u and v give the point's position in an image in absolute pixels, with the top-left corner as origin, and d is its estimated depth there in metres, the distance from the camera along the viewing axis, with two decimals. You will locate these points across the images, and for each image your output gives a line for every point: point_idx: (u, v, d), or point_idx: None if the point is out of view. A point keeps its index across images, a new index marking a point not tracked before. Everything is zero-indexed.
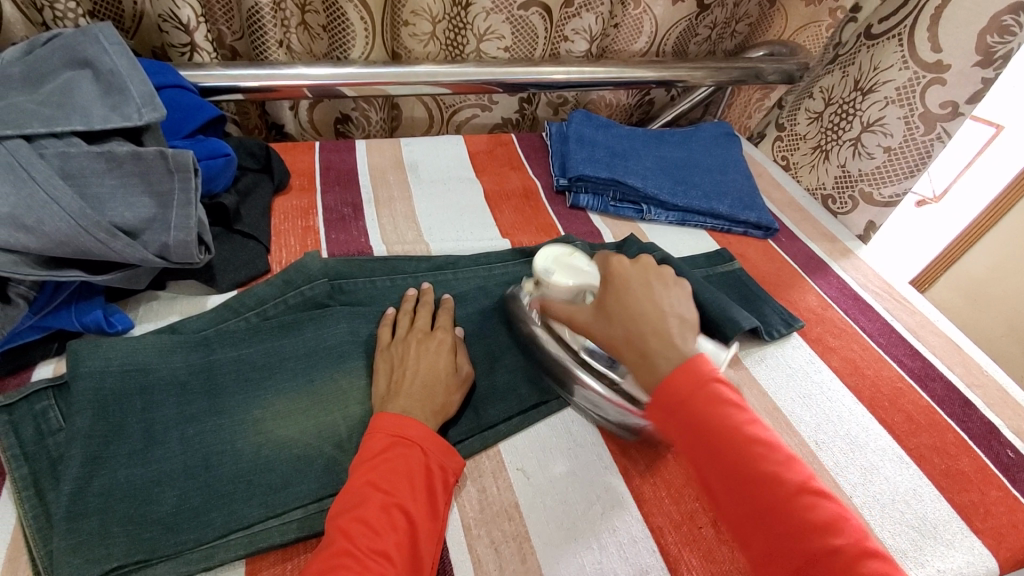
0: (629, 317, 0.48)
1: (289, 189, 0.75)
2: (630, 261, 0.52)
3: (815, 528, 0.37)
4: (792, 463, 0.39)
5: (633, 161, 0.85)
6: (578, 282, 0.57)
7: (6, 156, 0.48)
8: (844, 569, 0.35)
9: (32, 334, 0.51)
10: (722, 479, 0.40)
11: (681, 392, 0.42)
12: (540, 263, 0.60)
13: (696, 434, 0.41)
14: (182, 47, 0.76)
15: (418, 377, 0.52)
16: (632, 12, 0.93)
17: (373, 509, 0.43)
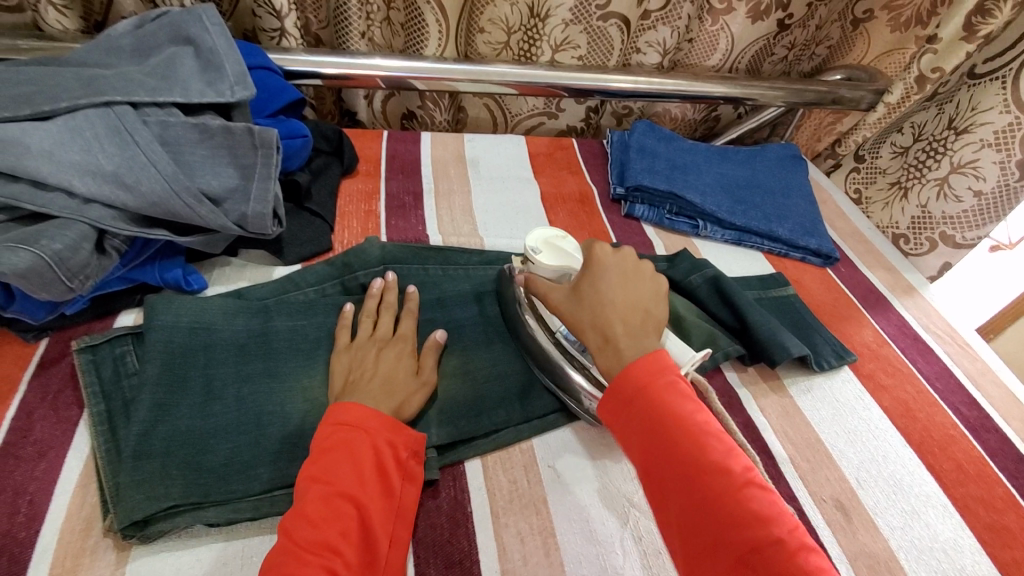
0: (599, 303, 0.50)
1: (357, 173, 0.79)
2: (611, 252, 0.54)
3: (758, 516, 0.37)
4: (737, 455, 0.41)
5: (693, 175, 0.85)
6: (560, 263, 0.58)
7: (115, 120, 0.53)
8: (779, 560, 0.36)
9: (119, 285, 0.56)
10: (671, 465, 0.41)
11: (642, 380, 0.44)
12: (531, 240, 0.60)
13: (652, 420, 0.42)
14: (272, 31, 0.80)
15: (376, 379, 0.51)
16: (709, 27, 0.92)
17: (313, 502, 0.42)
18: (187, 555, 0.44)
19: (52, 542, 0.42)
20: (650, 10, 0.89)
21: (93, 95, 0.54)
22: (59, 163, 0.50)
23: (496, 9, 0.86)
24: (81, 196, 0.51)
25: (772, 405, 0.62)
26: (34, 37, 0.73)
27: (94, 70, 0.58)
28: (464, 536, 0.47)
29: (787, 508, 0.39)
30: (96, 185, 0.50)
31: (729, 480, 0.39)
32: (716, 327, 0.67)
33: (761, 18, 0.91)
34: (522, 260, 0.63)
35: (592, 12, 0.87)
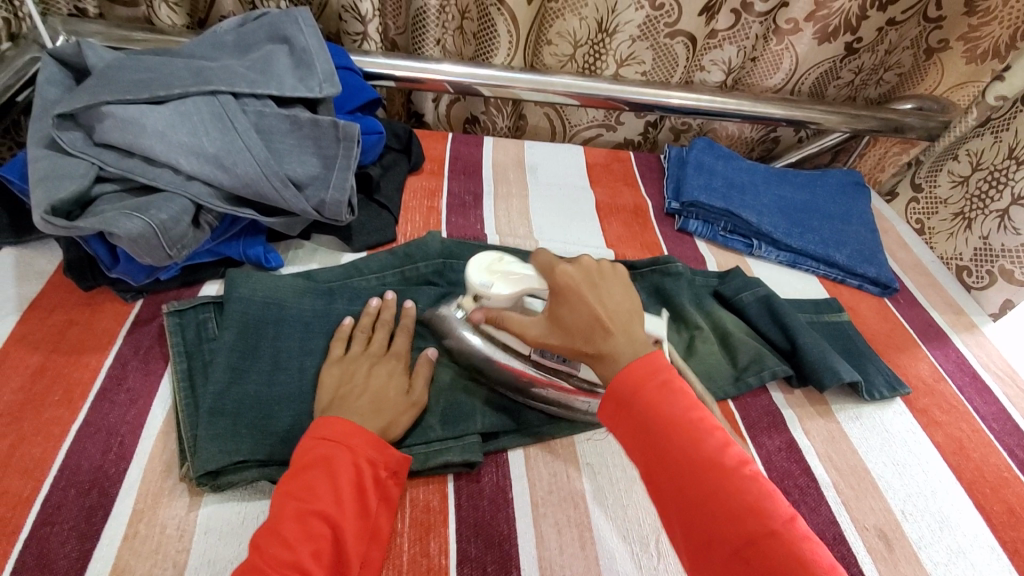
0: (583, 325, 0.47)
1: (422, 171, 0.83)
2: (573, 266, 0.50)
3: (755, 509, 0.38)
4: (730, 448, 0.41)
5: (750, 195, 0.85)
6: (516, 288, 0.54)
7: (219, 108, 0.59)
8: (777, 551, 0.36)
9: (206, 258, 0.61)
10: (667, 464, 0.41)
11: (637, 381, 0.43)
12: (475, 276, 0.55)
13: (647, 423, 0.42)
14: (355, 35, 0.85)
15: (364, 396, 0.51)
16: (775, 49, 0.92)
17: (287, 521, 0.41)
18: (253, 506, 0.48)
19: (137, 480, 0.47)
20: (717, 30, 0.90)
21: (202, 84, 0.59)
22: (169, 143, 0.56)
23: (565, 23, 0.88)
24: (185, 173, 0.56)
25: (817, 429, 0.62)
26: (144, 30, 0.80)
27: (201, 61, 0.64)
28: (505, 519, 0.49)
29: (780, 495, 0.39)
30: (198, 165, 0.56)
31: (726, 475, 0.39)
32: (766, 347, 0.67)
33: (829, 40, 0.91)
34: (471, 298, 0.57)
35: (659, 29, 0.88)
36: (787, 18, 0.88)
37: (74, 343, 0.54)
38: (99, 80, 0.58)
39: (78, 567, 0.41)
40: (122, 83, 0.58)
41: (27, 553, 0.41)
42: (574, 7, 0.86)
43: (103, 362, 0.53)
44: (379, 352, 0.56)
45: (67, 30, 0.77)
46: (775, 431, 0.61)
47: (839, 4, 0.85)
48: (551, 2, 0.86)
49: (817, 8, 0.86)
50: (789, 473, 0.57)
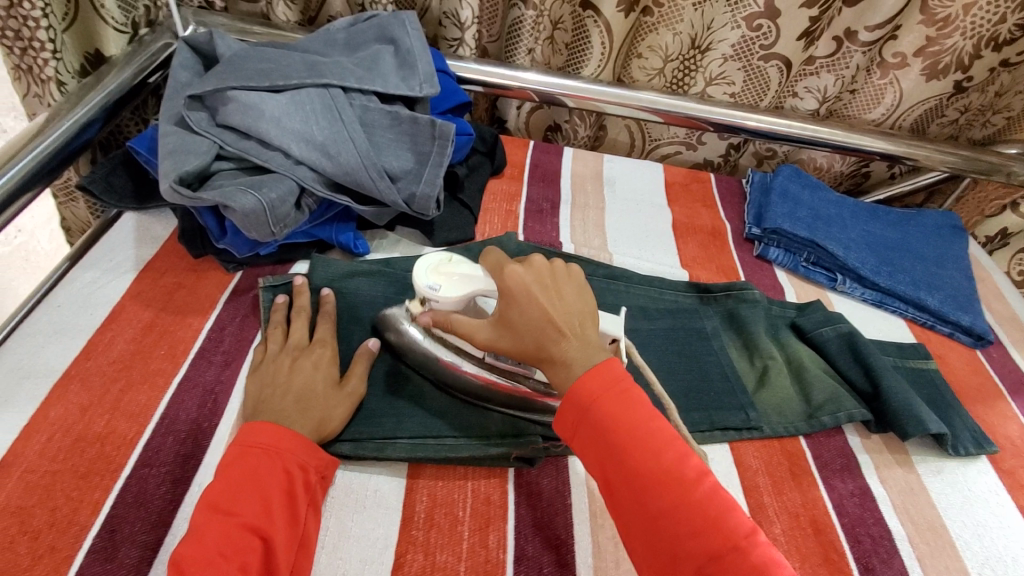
0: (533, 326, 0.46)
1: (503, 175, 0.84)
2: (524, 267, 0.48)
3: (717, 524, 0.38)
4: (690, 458, 0.42)
5: (837, 228, 0.82)
6: (465, 292, 0.50)
7: (329, 100, 0.63)
8: (738, 564, 0.37)
9: (301, 239, 0.65)
10: (627, 478, 0.41)
11: (596, 391, 0.44)
12: (421, 279, 0.52)
13: (604, 435, 0.42)
14: (452, 41, 0.88)
15: (291, 394, 0.49)
16: (878, 81, 0.89)
17: (213, 531, 0.40)
18: None
19: (225, 436, 0.50)
20: (815, 56, 0.88)
21: (315, 76, 0.64)
22: (283, 128, 0.60)
23: (658, 37, 0.88)
24: (294, 157, 0.60)
25: (894, 480, 0.58)
26: (263, 24, 0.86)
27: (315, 56, 0.68)
28: (562, 524, 0.49)
29: (738, 505, 0.40)
30: (306, 151, 0.60)
31: (686, 488, 0.40)
32: (844, 387, 0.64)
33: (937, 77, 0.87)
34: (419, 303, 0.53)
35: (754, 51, 0.87)
36: (895, 52, 0.85)
37: (180, 304, 0.59)
38: (227, 67, 0.64)
39: (170, 509, 0.45)
40: (246, 71, 0.63)
41: (127, 489, 0.45)
42: (670, 22, 0.85)
43: (203, 324, 0.58)
44: (304, 344, 0.54)
45: (198, 20, 0.85)
46: (848, 475, 0.58)
47: (952, 39, 0.82)
48: (647, 16, 0.86)
49: (928, 43, 0.83)
50: (861, 521, 0.54)
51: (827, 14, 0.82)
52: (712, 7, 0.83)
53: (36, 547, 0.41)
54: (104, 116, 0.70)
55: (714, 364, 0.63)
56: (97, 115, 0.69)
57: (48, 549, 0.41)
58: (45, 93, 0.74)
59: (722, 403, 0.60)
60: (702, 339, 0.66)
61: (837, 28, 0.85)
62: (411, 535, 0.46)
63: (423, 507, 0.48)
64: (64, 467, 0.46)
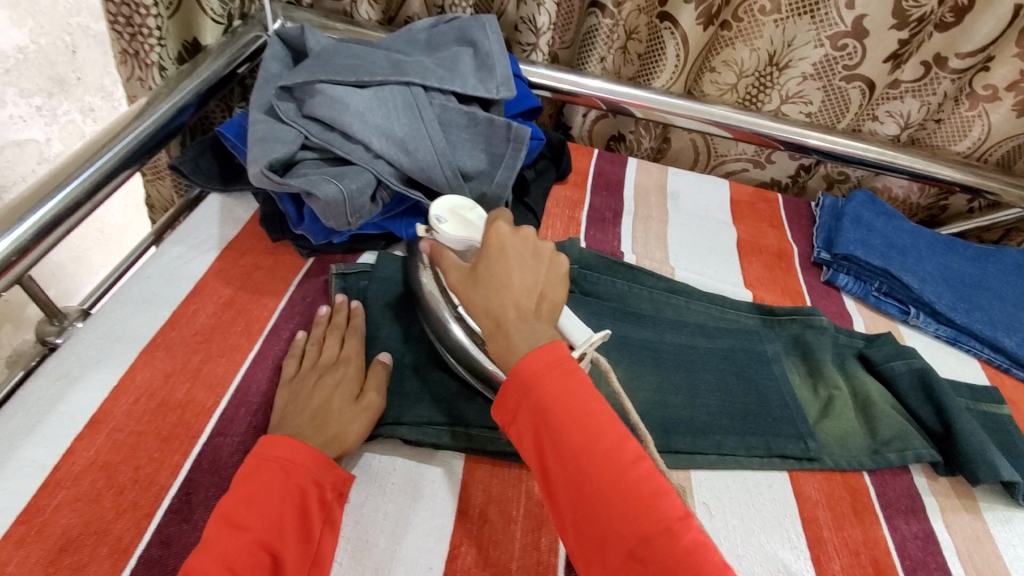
0: (495, 287, 0.47)
1: (567, 181, 0.85)
2: (511, 230, 0.49)
3: (650, 509, 0.37)
4: (629, 442, 0.40)
5: (912, 258, 0.78)
6: (467, 233, 0.55)
7: (410, 97, 0.65)
8: (670, 547, 0.35)
9: (372, 231, 0.67)
10: (563, 459, 0.40)
11: (537, 370, 0.42)
12: (435, 210, 0.57)
13: (544, 418, 0.41)
14: (526, 46, 0.89)
15: (309, 410, 0.49)
16: (965, 112, 0.85)
17: (225, 544, 0.39)
18: (388, 461, 0.51)
19: None
20: (902, 80, 0.85)
21: (399, 75, 0.66)
22: (365, 122, 0.62)
23: (734, 52, 0.86)
24: (374, 151, 0.62)
25: (961, 526, 0.55)
26: (346, 21, 0.89)
27: (398, 55, 0.70)
28: None
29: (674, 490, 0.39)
30: (386, 145, 0.62)
31: (622, 473, 0.38)
32: (913, 426, 0.61)
33: None
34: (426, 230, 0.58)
35: (837, 71, 0.84)
36: (986, 83, 0.81)
37: (258, 284, 0.62)
38: (317, 61, 0.66)
39: None
40: (335, 65, 0.65)
41: (203, 455, 0.48)
42: (748, 37, 0.84)
43: (278, 305, 0.61)
44: (329, 359, 0.54)
45: (286, 15, 0.89)
46: (913, 516, 0.55)
47: None
48: (725, 31, 0.85)
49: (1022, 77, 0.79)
50: (924, 565, 0.52)
51: (918, 38, 0.79)
52: (794, 24, 0.81)
53: (120, 501, 0.44)
54: (197, 102, 0.74)
55: (774, 389, 0.62)
56: (192, 100, 0.73)
57: (130, 505, 0.44)
58: (147, 77, 0.79)
59: (780, 430, 0.58)
60: (762, 363, 0.64)
61: (927, 52, 0.81)
62: (466, 528, 0.47)
63: (478, 501, 0.49)
64: (148, 428, 0.49)
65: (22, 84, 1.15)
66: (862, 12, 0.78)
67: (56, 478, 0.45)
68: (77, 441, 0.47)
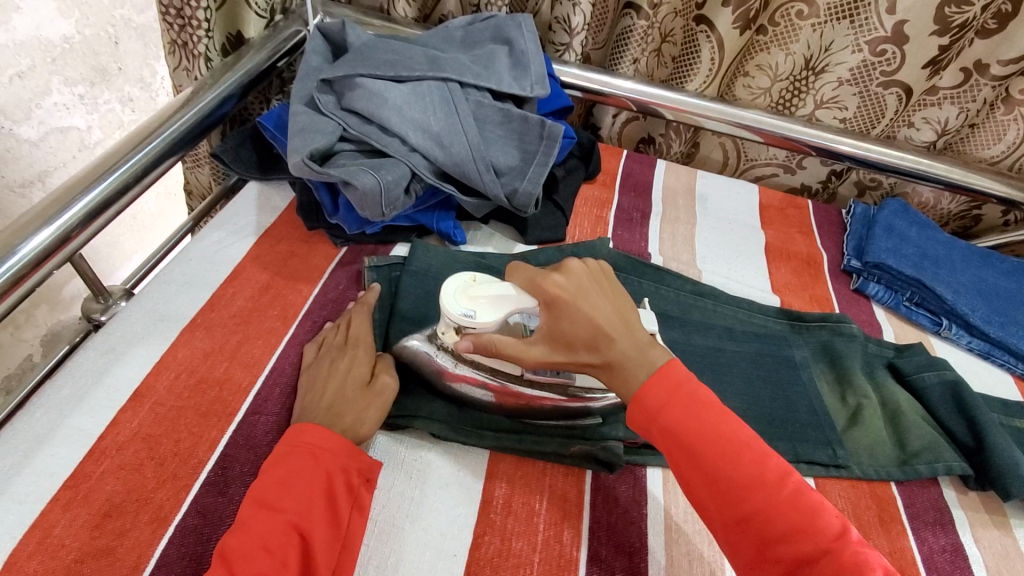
0: (589, 335, 0.46)
1: (595, 180, 0.85)
2: (563, 273, 0.48)
3: (806, 525, 0.39)
4: (770, 459, 0.42)
5: (946, 270, 0.77)
6: (504, 312, 0.47)
7: (447, 93, 0.66)
8: (833, 561, 0.38)
9: (404, 223, 0.68)
10: (708, 482, 0.42)
11: (663, 398, 0.44)
12: (450, 306, 0.48)
13: (680, 444, 0.42)
14: (559, 45, 0.90)
15: (325, 399, 0.50)
16: (1000, 117, 0.84)
17: (257, 526, 0.41)
18: (415, 448, 0.52)
19: None
20: (939, 86, 0.84)
21: (436, 71, 0.67)
22: (403, 116, 0.64)
23: (769, 56, 0.85)
24: (410, 145, 0.64)
25: (990, 541, 0.55)
26: (383, 18, 0.91)
27: (435, 52, 0.71)
28: (636, 531, 0.49)
29: (826, 502, 0.41)
30: (422, 139, 0.63)
31: (770, 492, 0.40)
32: (944, 439, 0.60)
33: None
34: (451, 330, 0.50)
35: (874, 76, 0.83)
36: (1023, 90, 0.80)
37: (293, 271, 0.64)
38: (356, 56, 0.68)
39: None
40: (375, 60, 0.67)
41: (239, 432, 0.49)
42: (784, 41, 0.83)
43: (312, 292, 0.62)
44: (341, 343, 0.55)
45: (325, 11, 0.91)
46: (940, 529, 0.54)
47: None
48: (761, 35, 0.84)
49: None
50: None
51: (958, 45, 0.78)
52: (833, 28, 0.80)
53: (161, 472, 0.46)
54: (239, 93, 0.77)
55: (801, 395, 0.61)
56: (234, 92, 0.76)
57: (171, 476, 0.46)
58: (193, 68, 0.82)
59: (807, 436, 0.58)
60: (790, 369, 0.64)
61: (966, 59, 0.80)
62: (489, 518, 0.48)
63: (501, 494, 0.50)
64: (188, 404, 0.50)
65: (66, 74, 1.16)
66: (902, 18, 0.77)
67: (102, 447, 0.47)
68: (122, 413, 0.49)
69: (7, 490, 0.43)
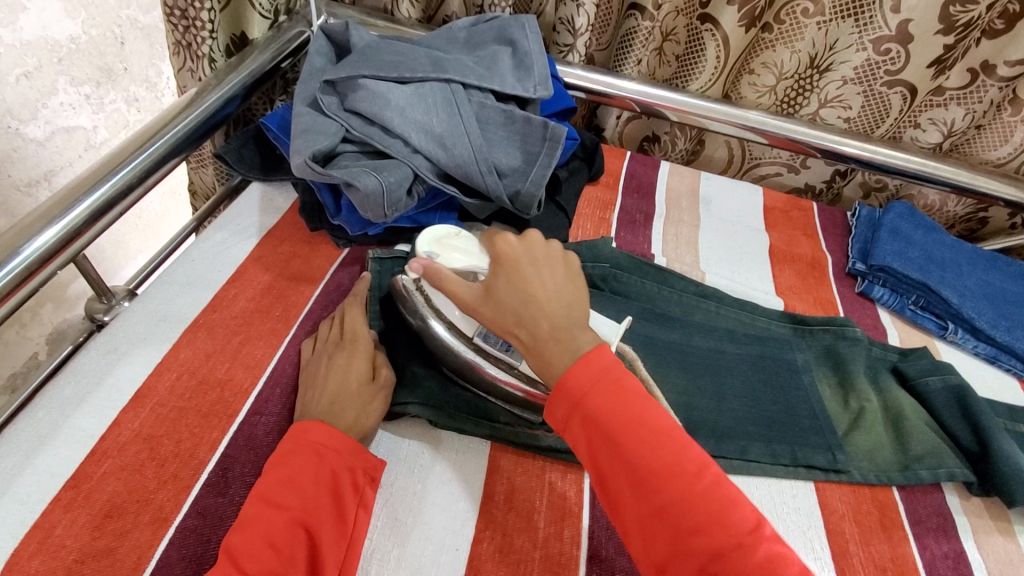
0: (519, 301, 0.47)
1: (598, 182, 0.85)
2: (517, 241, 0.50)
3: (719, 519, 0.37)
4: (689, 450, 0.40)
5: (952, 273, 0.76)
6: (469, 263, 0.53)
7: (450, 94, 0.66)
8: (743, 557, 0.35)
9: (405, 223, 0.68)
10: (624, 472, 0.40)
11: (584, 382, 0.42)
12: (422, 246, 0.54)
13: (599, 431, 0.41)
14: (563, 46, 0.90)
15: (326, 394, 0.49)
16: (1007, 118, 0.83)
17: (263, 525, 0.41)
18: (415, 448, 0.52)
19: None
20: (946, 87, 0.83)
21: (439, 71, 0.67)
22: (405, 117, 0.64)
23: (774, 54, 0.85)
24: (413, 146, 0.64)
25: (993, 548, 0.54)
26: (387, 19, 0.91)
27: (439, 53, 0.71)
28: None
29: (745, 498, 0.39)
30: (424, 141, 0.63)
31: (689, 483, 0.38)
32: (948, 444, 0.60)
33: None
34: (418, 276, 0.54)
35: (878, 76, 0.83)
36: None
37: (295, 271, 0.64)
38: (360, 56, 0.68)
39: None
40: (378, 61, 0.67)
41: (240, 433, 0.49)
42: (789, 39, 0.82)
43: (313, 292, 0.62)
44: (339, 338, 0.54)
45: (329, 11, 0.91)
46: (943, 535, 0.54)
47: None
48: (766, 32, 0.83)
49: None
50: None
51: (963, 44, 0.77)
52: (838, 27, 0.80)
53: (161, 473, 0.46)
54: (243, 93, 0.77)
55: (803, 399, 0.61)
56: (238, 92, 0.76)
57: (172, 476, 0.46)
58: (198, 68, 0.82)
59: (810, 440, 0.58)
60: (793, 373, 0.63)
61: (973, 59, 0.79)
62: (491, 518, 0.48)
63: (501, 493, 0.49)
64: (189, 405, 0.50)
65: (72, 73, 1.16)
66: (907, 16, 0.76)
67: (103, 448, 0.47)
68: (124, 413, 0.49)
69: (10, 489, 0.43)
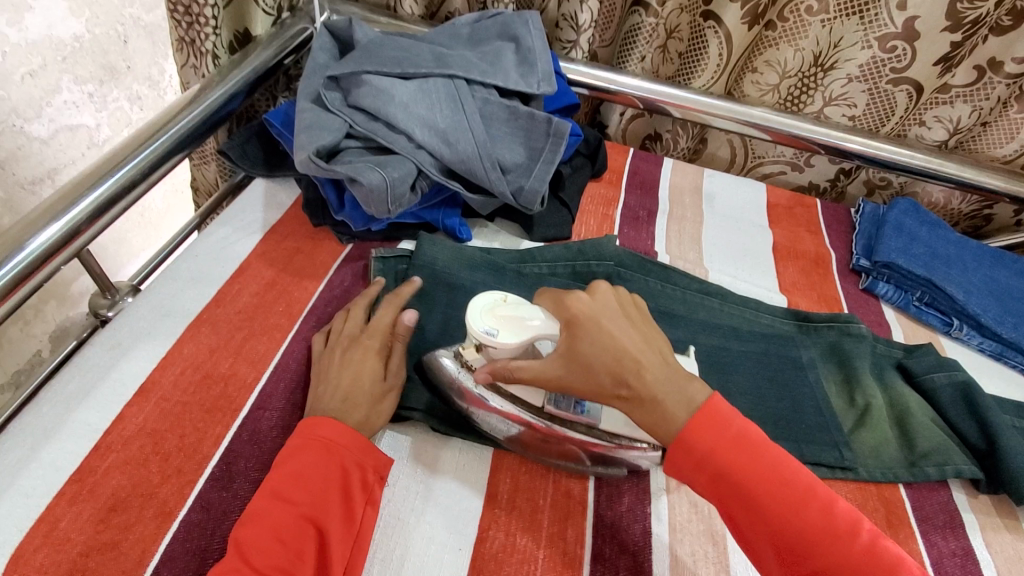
0: (614, 361, 0.44)
1: (602, 179, 0.85)
2: (588, 295, 0.47)
3: (881, 570, 0.39)
4: (829, 497, 0.42)
5: (957, 270, 0.76)
6: (526, 340, 0.46)
7: (453, 90, 0.66)
8: None
9: (408, 219, 0.68)
10: (770, 528, 0.41)
11: (710, 441, 0.42)
12: (476, 326, 0.46)
13: (737, 491, 0.42)
14: (566, 43, 0.89)
15: (338, 393, 0.49)
16: (1014, 116, 0.82)
17: (273, 519, 0.41)
18: (419, 443, 0.51)
19: None
20: (951, 84, 0.83)
21: (443, 67, 0.67)
22: (409, 113, 0.64)
23: (778, 52, 0.84)
24: (416, 142, 0.64)
25: (1001, 546, 0.54)
26: (389, 15, 0.91)
27: (441, 49, 0.71)
28: (640, 529, 0.49)
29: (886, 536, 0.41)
30: (428, 136, 0.63)
31: (843, 542, 0.40)
32: (955, 441, 0.60)
33: None
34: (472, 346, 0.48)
35: (884, 73, 0.82)
36: None
37: (299, 267, 0.64)
38: (363, 52, 0.68)
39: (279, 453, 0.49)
40: (381, 56, 0.67)
41: (243, 428, 0.49)
42: (793, 37, 0.82)
43: (317, 288, 0.62)
44: (344, 335, 0.55)
45: (332, 8, 0.91)
46: (950, 532, 0.54)
47: None
48: (770, 30, 0.83)
49: None
50: None
51: (971, 41, 0.77)
52: (842, 24, 0.80)
53: (165, 468, 0.46)
54: (246, 90, 0.77)
55: (808, 396, 0.61)
56: (240, 88, 0.76)
57: (176, 471, 0.46)
58: (200, 65, 0.82)
59: (815, 437, 0.58)
60: (797, 370, 0.63)
61: (980, 56, 0.79)
62: (495, 513, 0.48)
63: (506, 489, 0.50)
64: (193, 400, 0.50)
65: (76, 72, 1.16)
66: (913, 13, 0.76)
67: (108, 442, 0.47)
68: (127, 408, 0.49)
69: (15, 484, 0.44)
